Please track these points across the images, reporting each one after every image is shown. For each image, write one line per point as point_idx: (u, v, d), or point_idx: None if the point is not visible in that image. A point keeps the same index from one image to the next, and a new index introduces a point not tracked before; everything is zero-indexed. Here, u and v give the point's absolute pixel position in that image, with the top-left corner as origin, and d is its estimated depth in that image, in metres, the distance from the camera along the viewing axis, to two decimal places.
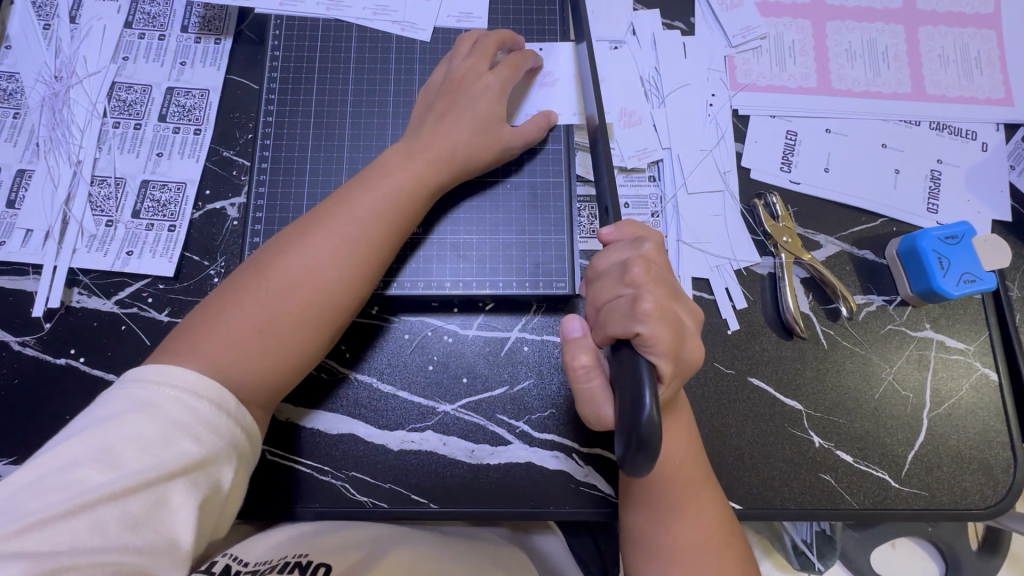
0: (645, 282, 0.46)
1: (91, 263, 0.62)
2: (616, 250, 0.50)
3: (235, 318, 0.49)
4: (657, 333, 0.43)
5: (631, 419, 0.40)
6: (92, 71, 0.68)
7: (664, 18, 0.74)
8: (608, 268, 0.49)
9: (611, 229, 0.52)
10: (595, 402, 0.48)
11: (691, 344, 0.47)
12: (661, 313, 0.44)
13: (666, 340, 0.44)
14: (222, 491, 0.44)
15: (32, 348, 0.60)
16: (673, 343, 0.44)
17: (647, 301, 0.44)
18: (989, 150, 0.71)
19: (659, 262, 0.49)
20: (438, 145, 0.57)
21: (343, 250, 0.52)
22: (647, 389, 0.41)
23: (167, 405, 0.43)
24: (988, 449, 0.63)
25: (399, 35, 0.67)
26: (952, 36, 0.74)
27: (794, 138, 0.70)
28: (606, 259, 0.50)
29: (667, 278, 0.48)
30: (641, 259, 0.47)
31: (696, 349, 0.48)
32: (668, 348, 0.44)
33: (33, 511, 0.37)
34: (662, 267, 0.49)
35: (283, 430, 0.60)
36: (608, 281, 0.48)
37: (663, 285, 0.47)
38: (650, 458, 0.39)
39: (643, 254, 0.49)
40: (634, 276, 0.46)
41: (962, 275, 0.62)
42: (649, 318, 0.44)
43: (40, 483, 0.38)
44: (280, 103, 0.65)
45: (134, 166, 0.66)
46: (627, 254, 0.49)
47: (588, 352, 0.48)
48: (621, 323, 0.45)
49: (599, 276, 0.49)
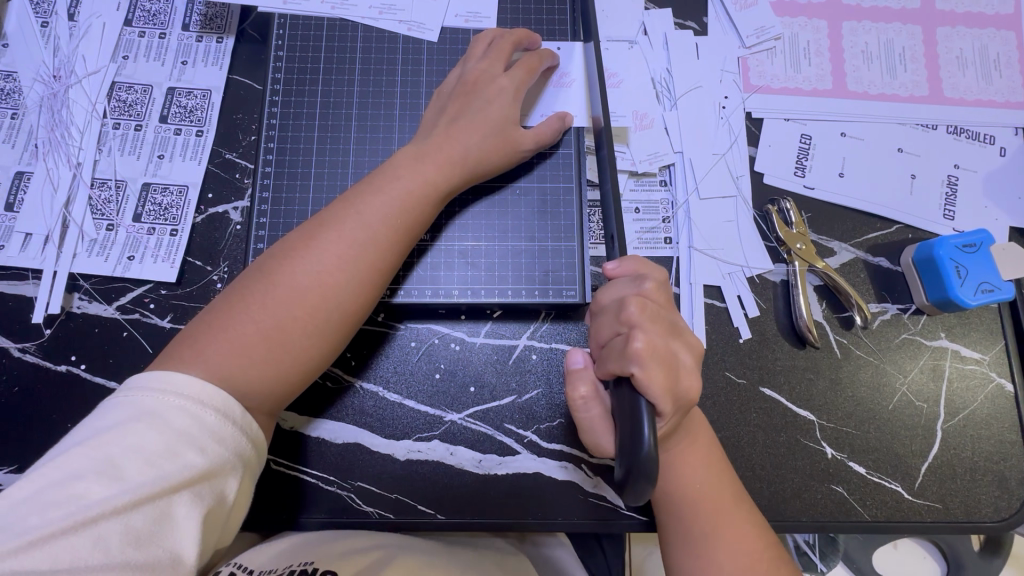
0: (640, 321, 0.47)
1: (92, 268, 0.61)
2: (615, 287, 0.51)
3: (242, 325, 0.48)
4: (649, 374, 0.44)
5: (628, 453, 0.41)
6: (91, 70, 0.66)
7: (676, 18, 0.72)
8: (608, 304, 0.50)
9: (614, 263, 0.52)
10: (595, 431, 0.50)
11: (688, 379, 0.47)
12: (653, 353, 0.45)
13: (659, 380, 0.44)
14: (226, 502, 0.43)
15: (33, 355, 0.59)
16: (667, 382, 0.44)
17: (637, 341, 0.45)
18: (1007, 154, 0.69)
19: (658, 299, 0.49)
20: (449, 149, 0.56)
21: (351, 255, 0.51)
22: (645, 423, 0.41)
23: (172, 414, 0.42)
24: (1003, 461, 0.62)
25: (406, 35, 0.65)
26: (971, 37, 0.72)
27: (808, 143, 0.69)
28: (608, 294, 0.51)
29: (667, 315, 0.49)
30: (638, 297, 0.48)
31: (696, 383, 0.47)
32: (663, 388, 0.44)
33: (30, 529, 0.35)
34: (661, 306, 0.49)
35: (287, 439, 0.59)
36: (607, 319, 0.49)
37: (660, 323, 0.47)
38: (650, 483, 0.40)
39: (643, 292, 0.49)
40: (630, 315, 0.47)
41: (980, 284, 0.61)
42: (640, 359, 0.44)
43: (38, 499, 0.37)
44: (284, 105, 0.63)
45: (135, 168, 0.64)
46: (628, 292, 0.50)
47: (587, 383, 0.51)
48: (617, 363, 0.46)
49: (600, 312, 0.51)
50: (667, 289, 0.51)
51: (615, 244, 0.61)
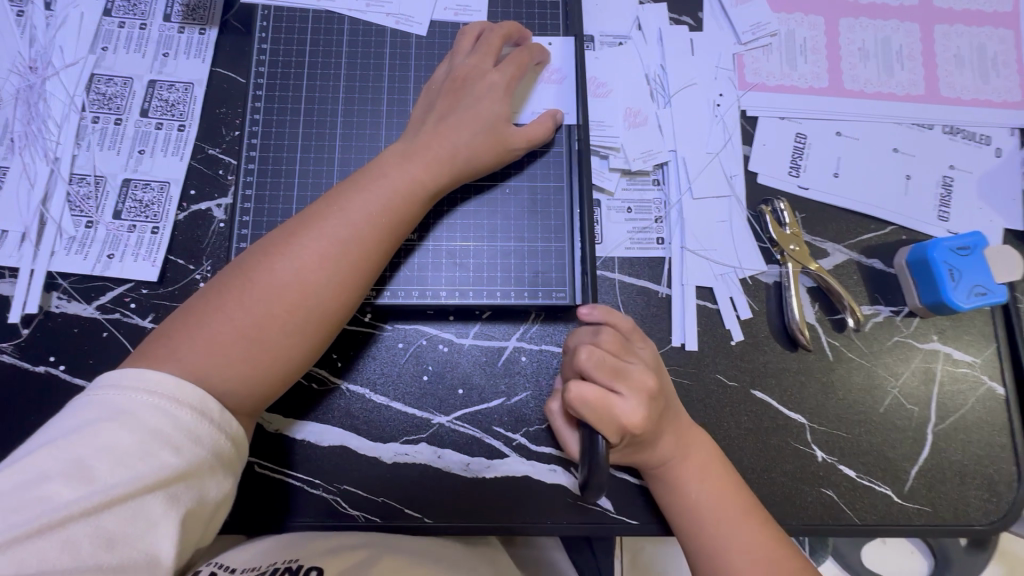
0: (587, 367, 0.50)
1: (70, 266, 0.60)
2: (581, 332, 0.54)
3: (218, 324, 0.47)
4: (580, 409, 0.48)
5: (586, 466, 0.47)
6: (69, 62, 0.64)
7: (671, 12, 0.70)
8: (571, 347, 0.54)
9: (585, 307, 0.53)
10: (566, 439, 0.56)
11: (627, 411, 0.48)
12: (594, 398, 0.48)
13: (591, 413, 0.47)
14: (207, 502, 0.42)
15: (9, 355, 0.58)
16: (599, 417, 0.47)
17: (574, 388, 0.49)
18: (1002, 156, 0.68)
19: (611, 345, 0.51)
20: (438, 147, 0.55)
21: (332, 255, 0.49)
22: (601, 444, 0.46)
23: (145, 413, 0.41)
24: (993, 465, 0.62)
25: (394, 28, 0.64)
26: (969, 36, 0.71)
27: (803, 142, 0.68)
28: (575, 337, 0.54)
29: (620, 357, 0.51)
30: (588, 345, 0.51)
31: (636, 412, 0.48)
32: (595, 419, 0.47)
33: None
34: (612, 348, 0.51)
35: (272, 442, 0.58)
36: (568, 363, 0.54)
37: (607, 367, 0.50)
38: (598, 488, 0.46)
39: (596, 342, 0.52)
40: (580, 362, 0.51)
41: (972, 288, 0.61)
42: (577, 398, 0.48)
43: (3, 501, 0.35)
44: (268, 100, 0.61)
45: (115, 163, 0.63)
46: (587, 340, 0.53)
47: (560, 401, 0.57)
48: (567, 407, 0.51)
49: (568, 354, 0.55)
50: (629, 336, 0.54)
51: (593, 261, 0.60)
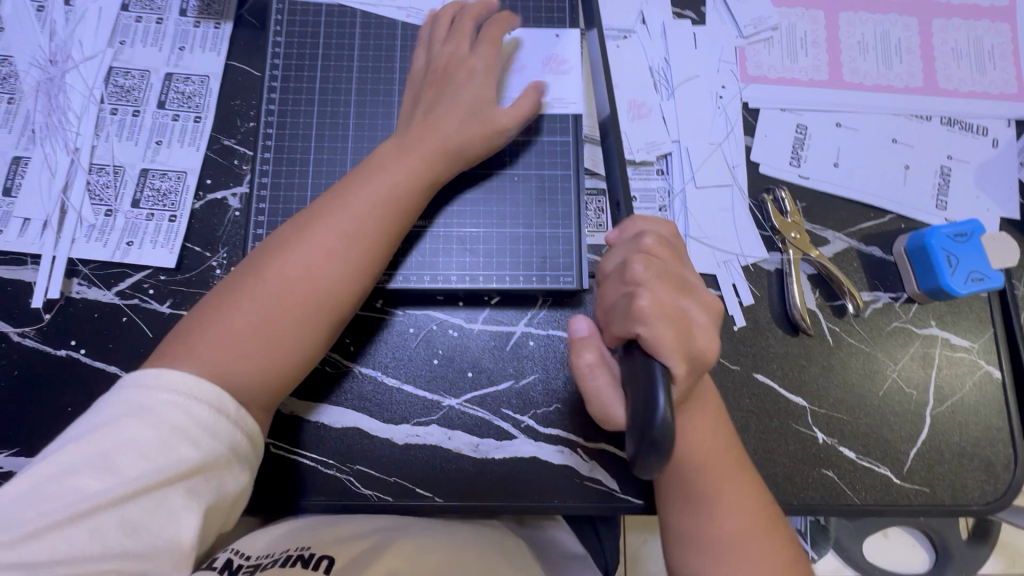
0: (646, 280, 0.46)
1: (90, 254, 0.61)
2: (618, 250, 0.50)
3: (232, 319, 0.48)
4: (656, 333, 0.43)
5: (642, 419, 0.40)
6: (88, 55, 0.66)
7: (674, 7, 0.72)
8: (611, 269, 0.49)
9: (613, 233, 0.51)
10: (604, 401, 0.49)
11: (702, 337, 0.45)
12: (660, 312, 0.44)
13: (668, 338, 0.43)
14: (226, 493, 0.43)
15: (32, 340, 0.59)
16: (678, 340, 0.43)
17: (643, 300, 0.44)
18: (999, 146, 0.70)
19: (664, 257, 0.48)
20: (430, 137, 0.56)
21: (339, 247, 0.51)
22: (660, 388, 0.41)
23: (165, 409, 0.42)
24: (990, 447, 0.63)
25: (404, 21, 0.66)
26: (966, 29, 0.73)
27: (804, 133, 0.69)
28: (609, 261, 0.50)
29: (674, 270, 0.48)
30: (642, 255, 0.47)
31: (711, 340, 0.46)
32: (673, 346, 0.43)
33: (26, 521, 0.37)
34: (667, 261, 0.48)
35: (286, 423, 0.60)
36: (611, 282, 0.48)
37: (667, 280, 0.46)
38: (662, 459, 0.39)
39: (644, 249, 0.48)
40: (635, 274, 0.46)
41: (970, 273, 0.62)
42: (647, 318, 0.44)
43: (36, 492, 0.38)
44: (283, 91, 0.63)
45: (133, 154, 0.64)
46: (629, 251, 0.49)
47: (593, 349, 0.49)
48: (623, 326, 0.45)
49: (605, 277, 0.50)
50: (673, 244, 0.50)
51: (620, 212, 0.55)
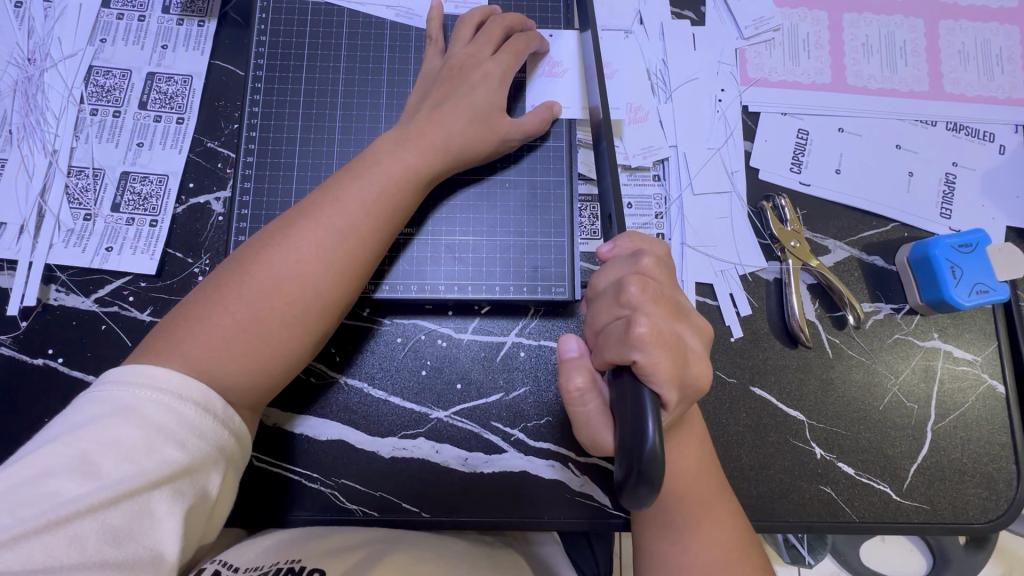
0: (642, 302, 0.44)
1: (68, 259, 0.60)
2: (614, 268, 0.48)
3: (218, 318, 0.47)
4: (654, 360, 0.42)
5: (631, 448, 0.39)
6: (68, 53, 0.64)
7: (672, 6, 0.70)
8: (605, 288, 0.47)
9: (608, 245, 0.50)
10: (593, 426, 0.47)
11: (695, 365, 0.45)
12: (658, 338, 0.42)
13: (665, 366, 0.42)
14: (209, 498, 0.42)
15: (8, 348, 0.58)
16: (673, 369, 0.42)
17: (641, 325, 0.42)
18: (1006, 153, 0.68)
19: (661, 279, 0.47)
20: (431, 134, 0.54)
21: (330, 245, 0.49)
22: (649, 417, 0.40)
23: (150, 409, 0.41)
24: (993, 463, 0.61)
25: (394, 21, 0.63)
26: (974, 31, 0.70)
27: (805, 138, 0.67)
28: (604, 278, 0.48)
29: (670, 294, 0.46)
30: (639, 276, 0.45)
31: (702, 368, 0.45)
32: (668, 375, 0.42)
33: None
34: (663, 284, 0.46)
35: (271, 436, 0.58)
36: (605, 302, 0.47)
37: (663, 303, 0.45)
38: (652, 490, 0.38)
39: (641, 270, 0.46)
40: (631, 297, 0.44)
41: (974, 285, 0.60)
42: (644, 345, 0.42)
43: (9, 498, 0.36)
44: (267, 92, 0.61)
45: (113, 156, 0.62)
46: (626, 271, 0.47)
47: (583, 373, 0.47)
48: (617, 350, 0.43)
49: (597, 296, 0.48)
50: (668, 265, 0.49)
51: (613, 224, 0.53)
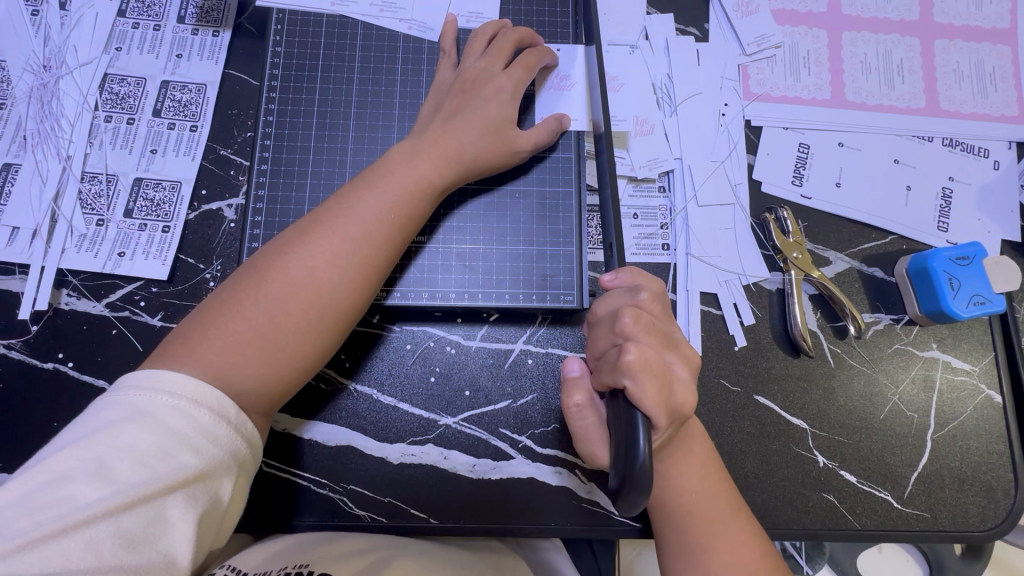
0: (634, 333, 0.46)
1: (80, 264, 0.60)
2: (612, 298, 0.50)
3: (235, 323, 0.47)
4: (641, 387, 0.43)
5: (625, 462, 0.41)
6: (83, 61, 0.65)
7: (677, 23, 0.72)
8: (604, 316, 0.50)
9: (610, 274, 0.52)
10: (591, 440, 0.50)
11: (684, 392, 0.46)
12: (647, 366, 0.44)
13: (651, 393, 0.43)
14: (221, 503, 0.42)
15: (18, 352, 0.58)
16: (661, 395, 0.43)
17: (631, 352, 0.44)
18: (1000, 168, 0.70)
19: (654, 312, 0.49)
20: (445, 144, 0.56)
21: (345, 252, 0.50)
22: (642, 431, 0.41)
23: (165, 414, 0.41)
24: (992, 472, 0.63)
25: (407, 34, 0.65)
26: (968, 51, 0.73)
27: (806, 152, 0.69)
28: (604, 305, 0.50)
29: (663, 325, 0.48)
30: (633, 308, 0.48)
31: (690, 396, 0.46)
32: (656, 400, 0.43)
33: (17, 533, 0.35)
34: (656, 317, 0.48)
35: (281, 441, 0.58)
36: (602, 330, 0.49)
37: (654, 334, 0.47)
38: (644, 496, 0.39)
39: (638, 303, 0.49)
40: (624, 327, 0.47)
41: (972, 297, 0.62)
42: (632, 371, 0.44)
43: (26, 502, 0.36)
44: (282, 102, 0.62)
45: (127, 162, 0.63)
46: (623, 302, 0.49)
47: (582, 391, 0.51)
48: (610, 375, 0.45)
49: (597, 323, 0.50)
50: (664, 299, 0.51)
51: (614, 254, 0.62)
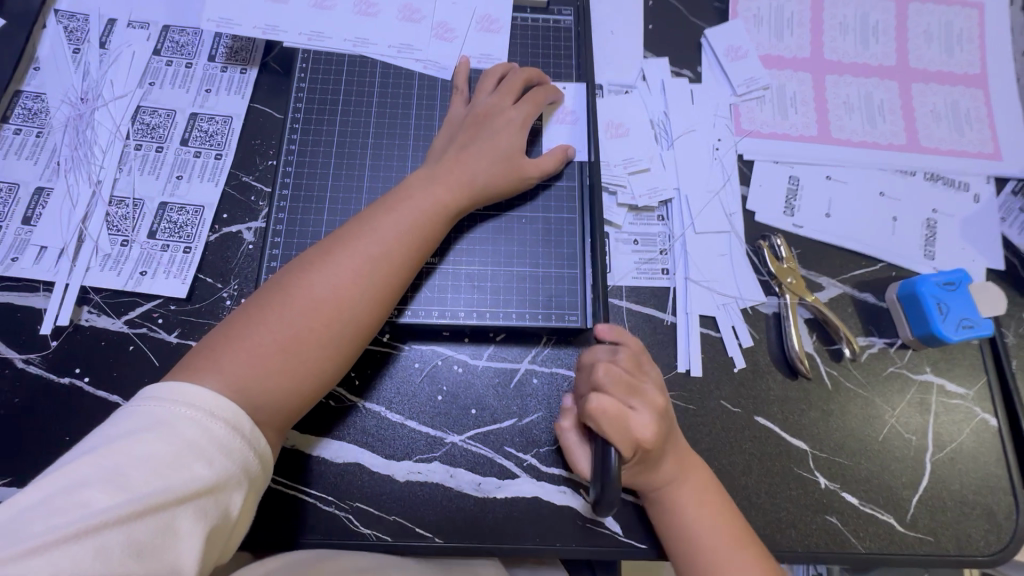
0: (605, 382, 0.54)
1: (103, 281, 0.62)
2: (594, 351, 0.57)
3: (259, 336, 0.49)
4: (601, 427, 0.50)
5: (599, 482, 0.49)
6: (118, 95, 0.69)
7: (672, 66, 0.77)
8: (587, 364, 0.57)
9: (603, 326, 0.59)
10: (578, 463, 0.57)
11: (648, 427, 0.52)
12: (609, 407, 0.51)
13: (611, 431, 0.50)
14: (230, 519, 0.43)
15: (37, 366, 0.59)
16: (620, 434, 0.50)
17: (598, 397, 0.51)
18: (980, 201, 0.74)
19: (627, 364, 0.56)
20: (458, 172, 0.59)
21: (367, 270, 0.53)
22: (609, 462, 0.48)
23: (182, 425, 0.43)
24: (992, 496, 0.63)
25: (422, 73, 0.70)
26: (944, 93, 0.78)
27: (796, 184, 0.73)
28: (590, 355, 0.57)
29: (633, 373, 0.55)
30: (608, 362, 0.55)
31: (650, 430, 0.52)
32: (611, 430, 0.50)
33: (32, 535, 0.36)
34: (630, 367, 0.56)
35: (289, 458, 0.59)
36: (584, 375, 0.57)
37: (624, 381, 0.54)
38: (609, 508, 0.48)
39: (614, 360, 0.56)
40: (598, 378, 0.54)
41: (960, 320, 0.64)
42: (595, 415, 0.50)
43: (42, 506, 0.37)
44: (303, 133, 0.66)
45: (153, 187, 0.66)
46: (603, 356, 0.56)
47: (572, 419, 0.58)
48: (583, 419, 0.52)
49: (582, 369, 0.58)
50: (642, 355, 0.58)
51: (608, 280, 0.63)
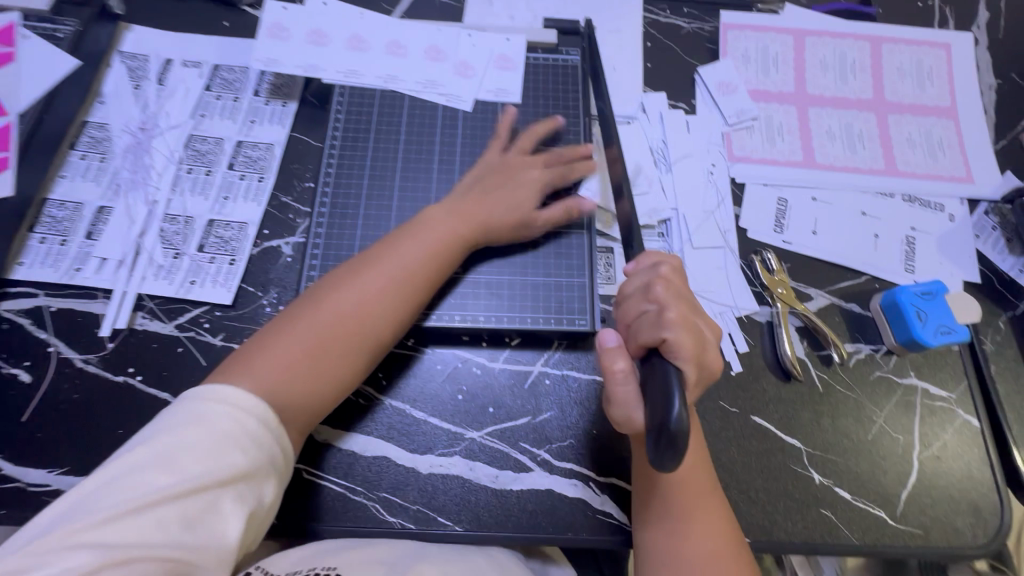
0: (666, 299, 0.55)
1: (157, 289, 0.69)
2: (636, 276, 0.59)
3: (289, 345, 0.55)
4: (680, 338, 0.52)
5: (659, 421, 0.46)
6: (173, 125, 0.78)
7: (669, 99, 0.86)
8: (632, 291, 0.58)
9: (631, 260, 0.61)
10: (626, 404, 0.55)
11: (714, 356, 0.55)
12: (684, 323, 0.53)
13: (688, 346, 0.52)
14: (264, 502, 0.49)
15: (94, 365, 0.65)
16: (694, 349, 0.52)
17: (671, 314, 0.54)
18: (956, 220, 0.80)
19: (677, 281, 0.58)
20: (478, 213, 0.66)
21: (387, 290, 0.59)
22: (676, 400, 0.47)
23: (219, 417, 0.47)
24: (976, 492, 0.67)
25: (445, 105, 0.78)
26: (918, 123, 0.86)
27: (784, 204, 0.80)
28: (631, 283, 0.59)
29: (686, 294, 0.57)
30: (661, 279, 0.57)
31: (717, 358, 0.56)
32: (689, 351, 0.52)
33: (103, 509, 0.41)
34: (680, 286, 0.58)
35: (321, 451, 0.64)
36: (633, 301, 0.58)
37: (682, 300, 0.56)
38: (677, 457, 0.45)
39: (661, 276, 0.58)
40: (657, 295, 0.56)
41: (938, 326, 0.70)
42: (672, 325, 0.53)
43: (109, 486, 0.43)
44: (339, 158, 0.74)
45: (203, 206, 0.74)
46: (648, 276, 0.58)
47: (624, 358, 0.56)
48: (650, 331, 0.53)
49: (625, 297, 0.59)
50: (682, 272, 0.60)
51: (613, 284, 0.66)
